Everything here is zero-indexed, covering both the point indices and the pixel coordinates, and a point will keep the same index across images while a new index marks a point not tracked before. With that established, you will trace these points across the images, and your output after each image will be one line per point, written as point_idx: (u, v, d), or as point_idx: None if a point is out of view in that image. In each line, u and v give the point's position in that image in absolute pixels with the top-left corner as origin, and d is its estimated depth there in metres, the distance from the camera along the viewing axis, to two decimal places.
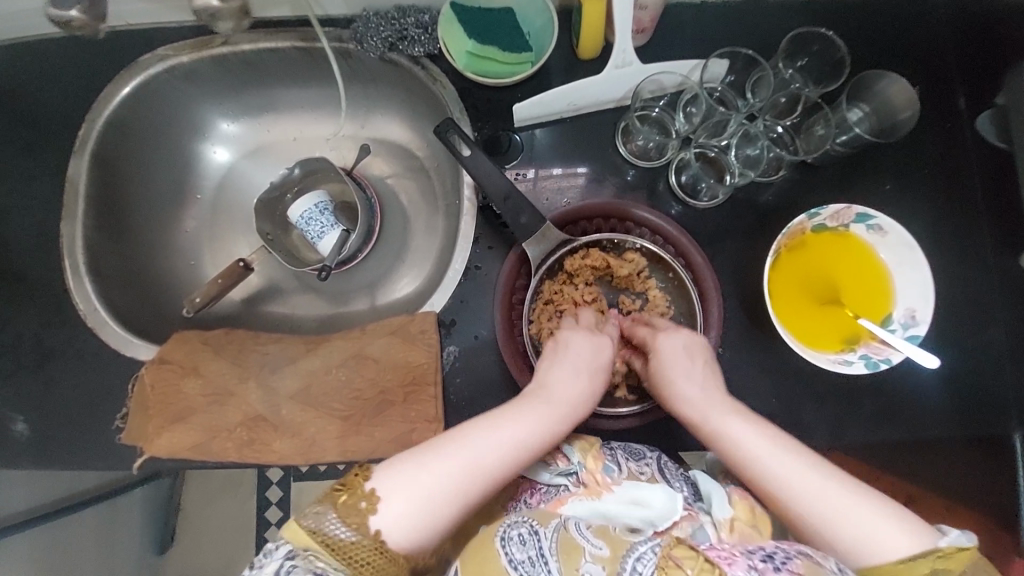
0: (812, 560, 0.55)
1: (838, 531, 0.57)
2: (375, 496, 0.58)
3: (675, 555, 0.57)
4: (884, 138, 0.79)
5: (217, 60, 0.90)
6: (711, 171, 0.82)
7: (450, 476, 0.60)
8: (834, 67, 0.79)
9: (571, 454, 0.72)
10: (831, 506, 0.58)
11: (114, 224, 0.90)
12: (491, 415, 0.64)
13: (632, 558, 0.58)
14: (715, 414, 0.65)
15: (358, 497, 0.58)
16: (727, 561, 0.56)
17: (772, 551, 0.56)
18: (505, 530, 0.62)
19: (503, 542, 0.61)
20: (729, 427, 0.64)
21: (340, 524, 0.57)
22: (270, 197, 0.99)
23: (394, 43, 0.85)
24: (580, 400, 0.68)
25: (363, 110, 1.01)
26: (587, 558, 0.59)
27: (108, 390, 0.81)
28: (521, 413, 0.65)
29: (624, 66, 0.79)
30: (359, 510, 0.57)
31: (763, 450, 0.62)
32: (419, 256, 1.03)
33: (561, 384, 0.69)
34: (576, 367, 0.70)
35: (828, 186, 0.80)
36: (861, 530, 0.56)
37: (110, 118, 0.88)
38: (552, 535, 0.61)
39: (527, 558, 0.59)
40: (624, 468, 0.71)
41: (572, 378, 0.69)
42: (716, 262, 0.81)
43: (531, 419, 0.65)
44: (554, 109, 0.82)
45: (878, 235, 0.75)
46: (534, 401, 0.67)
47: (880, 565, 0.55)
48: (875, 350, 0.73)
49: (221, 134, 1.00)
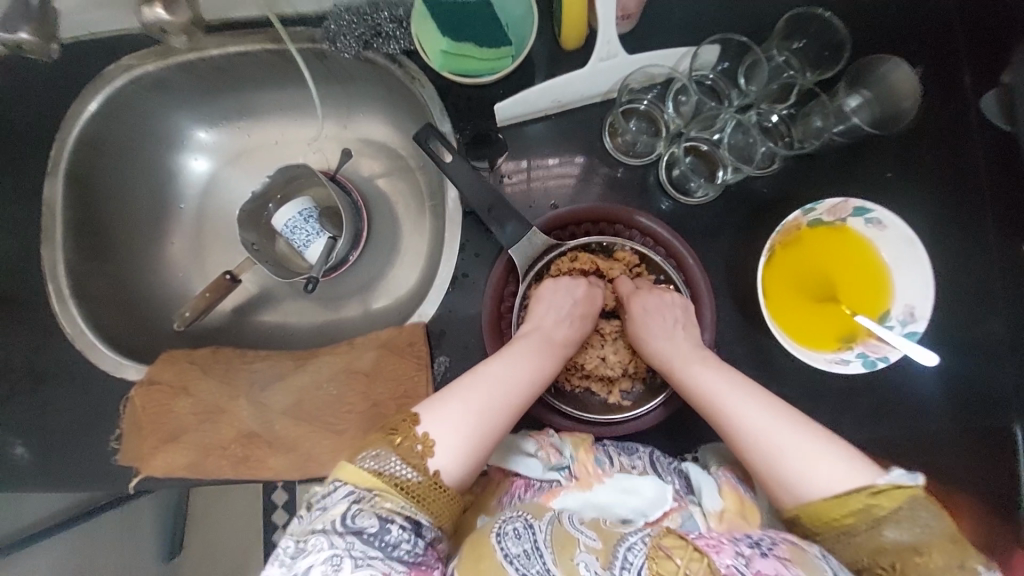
0: (796, 546, 0.55)
1: (785, 469, 0.58)
2: (430, 438, 0.59)
3: (665, 544, 0.55)
4: (884, 128, 0.75)
5: (185, 67, 0.86)
6: (703, 167, 0.79)
7: (480, 415, 0.61)
8: (833, 51, 0.75)
9: (563, 447, 0.71)
10: (784, 444, 0.59)
11: (94, 243, 0.89)
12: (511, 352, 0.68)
13: (624, 547, 0.58)
14: (685, 361, 0.69)
15: (413, 440, 0.58)
16: (715, 550, 0.54)
17: (758, 538, 0.56)
18: (500, 526, 0.60)
19: (498, 537, 0.59)
20: (699, 372, 0.67)
21: (402, 465, 0.56)
22: (253, 206, 0.96)
23: (369, 41, 0.82)
24: (579, 333, 0.73)
25: (344, 108, 0.97)
26: (583, 549, 0.59)
27: (101, 413, 0.81)
28: (535, 347, 0.69)
29: (609, 58, 0.75)
30: (417, 452, 0.57)
31: (722, 391, 0.64)
32: (408, 259, 1.01)
33: (562, 323, 0.73)
34: (575, 308, 0.74)
35: (827, 177, 0.77)
36: (808, 471, 0.57)
37: (81, 136, 0.86)
38: (546, 528, 0.61)
39: (522, 551, 0.57)
40: (615, 462, 0.71)
41: (576, 317, 0.74)
42: (709, 260, 0.78)
43: (542, 356, 0.69)
44: (537, 106, 0.79)
45: (876, 230, 0.72)
46: (547, 334, 0.71)
47: (814, 502, 0.56)
48: (873, 348, 0.71)
49: (198, 143, 0.97)
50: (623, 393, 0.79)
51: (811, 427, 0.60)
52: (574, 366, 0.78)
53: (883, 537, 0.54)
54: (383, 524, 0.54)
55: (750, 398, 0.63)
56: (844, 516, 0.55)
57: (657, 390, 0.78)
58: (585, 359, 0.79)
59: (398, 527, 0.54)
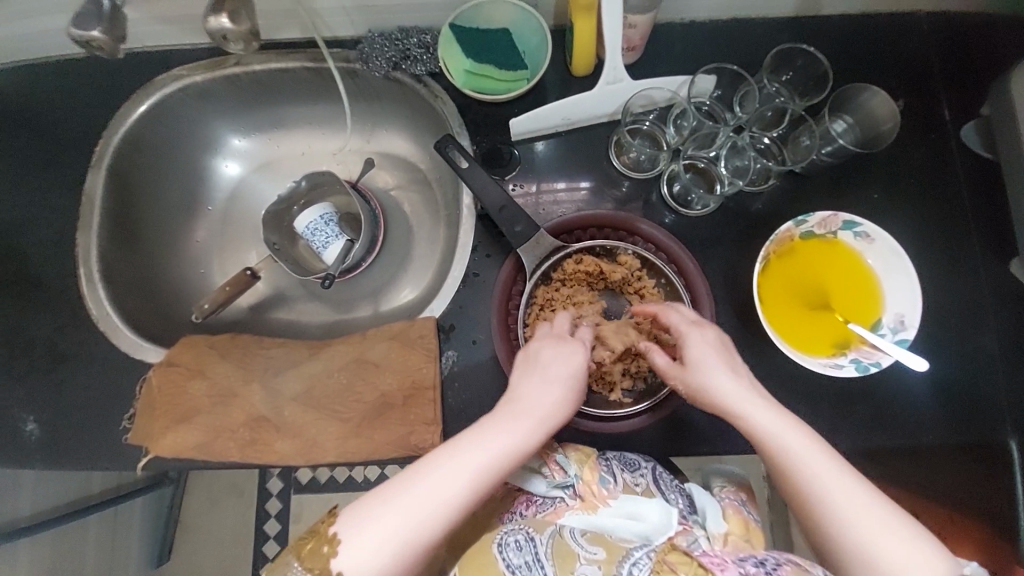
0: (800, 567, 0.57)
1: (865, 547, 0.53)
2: (337, 540, 0.54)
3: (670, 560, 0.59)
4: (868, 148, 0.82)
5: (230, 79, 0.95)
6: (701, 181, 0.85)
7: (413, 513, 0.56)
8: (817, 82, 0.83)
9: (567, 465, 0.72)
10: (869, 521, 0.54)
11: (127, 234, 0.94)
12: (466, 442, 0.60)
13: (628, 563, 0.61)
14: (759, 412, 0.61)
15: (320, 541, 0.55)
16: (719, 566, 0.58)
17: (763, 559, 0.59)
18: (502, 536, 0.64)
19: (499, 548, 0.63)
20: (766, 427, 0.60)
21: (303, 572, 0.54)
22: (278, 208, 1.03)
23: (398, 62, 0.90)
24: (556, 411, 0.64)
25: (369, 123, 1.05)
26: (583, 562, 0.62)
27: (117, 392, 0.83)
28: (501, 432, 0.61)
29: (616, 82, 0.83)
30: (321, 554, 0.54)
31: (800, 453, 0.58)
32: (421, 264, 1.06)
33: (538, 394, 0.64)
34: (549, 370, 0.66)
35: (817, 196, 0.83)
36: (896, 559, 0.52)
37: (127, 135, 0.94)
38: (547, 541, 0.64)
39: (524, 562, 0.62)
40: (619, 481, 0.72)
41: (547, 402, 0.64)
42: (708, 269, 0.82)
43: (504, 435, 0.61)
44: (550, 123, 0.86)
45: (865, 242, 0.77)
46: (516, 413, 0.63)
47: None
48: (866, 354, 0.74)
49: (232, 149, 1.05)
50: (624, 392, 0.82)
51: (894, 508, 0.55)
52: None
53: None
54: None
55: (829, 467, 0.57)
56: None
57: (657, 388, 0.81)
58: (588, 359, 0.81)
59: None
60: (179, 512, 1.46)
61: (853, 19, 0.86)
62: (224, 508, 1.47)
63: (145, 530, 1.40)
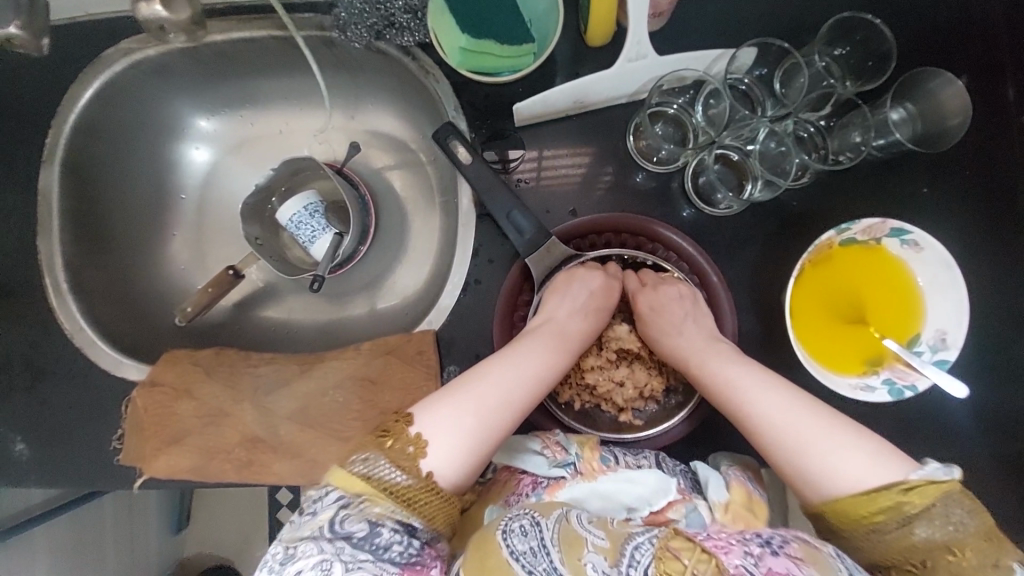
0: (809, 545, 0.55)
1: (813, 465, 0.56)
2: (422, 440, 0.58)
3: (672, 546, 0.55)
4: (927, 147, 0.71)
5: (187, 52, 0.81)
6: (731, 177, 0.75)
7: (482, 412, 0.60)
8: (878, 61, 0.71)
9: (568, 444, 0.69)
10: (814, 437, 0.57)
11: (92, 235, 0.86)
12: (511, 353, 0.66)
13: (631, 546, 0.56)
14: (703, 354, 0.68)
15: (405, 442, 0.57)
16: (723, 550, 0.54)
17: (768, 537, 0.56)
18: (506, 523, 0.58)
19: (503, 535, 0.56)
20: (717, 368, 0.66)
21: (391, 468, 0.55)
22: (257, 199, 0.93)
23: (381, 31, 0.76)
24: (589, 328, 0.72)
25: (353, 98, 0.92)
26: (590, 548, 0.56)
27: (103, 411, 0.79)
28: (536, 343, 0.68)
29: (638, 59, 0.70)
30: (408, 454, 0.57)
31: (736, 382, 0.64)
32: (417, 256, 0.97)
33: (569, 318, 0.71)
34: (587, 302, 0.72)
35: (859, 190, 0.73)
36: (839, 467, 0.55)
37: (78, 121, 0.82)
38: (553, 526, 0.57)
39: (529, 548, 0.55)
40: (621, 460, 0.69)
41: (574, 321, 0.71)
42: (732, 275, 0.75)
43: (550, 350, 0.68)
44: (558, 108, 0.75)
45: (912, 251, 0.69)
46: (545, 329, 0.69)
47: (843, 499, 0.54)
48: (900, 375, 0.68)
49: (200, 132, 0.93)
50: (635, 412, 0.77)
51: (839, 421, 0.58)
52: (586, 386, 0.77)
53: (914, 536, 0.52)
54: (373, 528, 0.52)
55: (768, 388, 0.62)
56: (873, 514, 0.53)
57: (672, 410, 0.77)
58: (599, 379, 0.76)
59: (388, 533, 0.52)
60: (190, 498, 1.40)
61: None
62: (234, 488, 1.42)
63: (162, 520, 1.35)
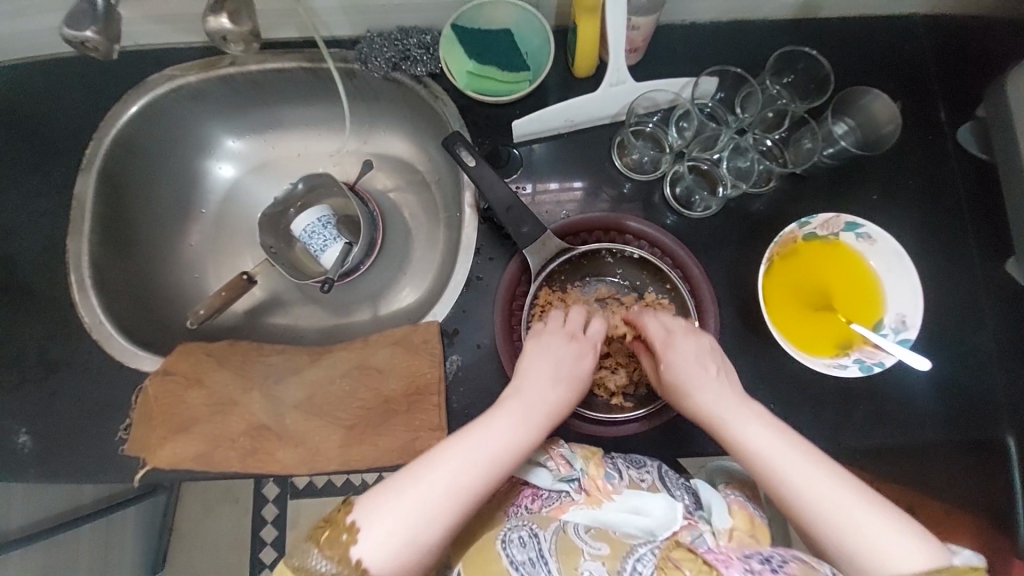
0: (807, 564, 0.56)
1: (855, 545, 0.54)
2: (356, 527, 0.55)
3: (674, 556, 0.60)
4: (868, 151, 0.82)
5: (224, 79, 0.93)
6: (704, 183, 0.85)
7: (427, 500, 0.57)
8: (818, 85, 0.84)
9: (574, 460, 0.72)
10: (855, 517, 0.55)
11: (119, 239, 0.92)
12: (471, 433, 0.62)
13: (633, 558, 0.61)
14: (737, 416, 0.65)
15: (338, 530, 0.55)
16: (724, 563, 0.58)
17: (768, 555, 0.58)
18: (506, 533, 0.65)
19: (504, 544, 0.63)
20: (745, 431, 0.63)
21: (322, 560, 0.54)
22: (274, 211, 1.01)
23: (397, 63, 0.88)
24: (560, 401, 0.69)
25: (367, 124, 1.03)
26: (587, 557, 0.62)
27: (113, 401, 0.81)
28: (502, 419, 0.65)
29: (618, 84, 0.82)
30: (340, 541, 0.55)
31: (774, 450, 0.61)
32: (421, 265, 1.04)
33: (540, 390, 0.69)
34: (558, 371, 0.71)
35: (817, 197, 0.83)
36: (892, 555, 0.53)
37: (118, 136, 0.91)
38: (551, 537, 0.64)
39: (527, 558, 0.62)
40: (625, 476, 0.72)
41: (541, 395, 0.68)
42: (712, 269, 0.82)
43: (515, 429, 0.64)
44: (551, 126, 0.86)
45: (867, 243, 0.77)
46: (512, 403, 0.67)
47: None
48: (869, 354, 0.74)
49: (227, 151, 1.03)
50: (626, 396, 0.83)
51: (876, 498, 0.57)
52: None
53: None
54: None
55: (811, 464, 0.59)
56: None
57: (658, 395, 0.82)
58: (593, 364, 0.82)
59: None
60: (170, 527, 1.35)
61: (852, 23, 0.87)
62: (218, 513, 1.37)
63: (138, 551, 1.29)
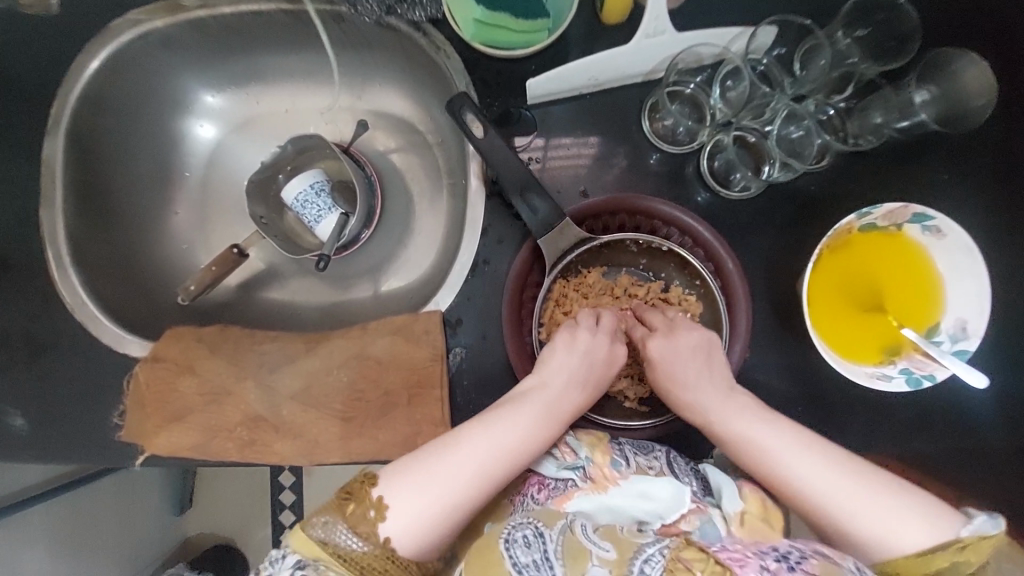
0: (828, 560, 0.52)
1: (861, 530, 0.54)
2: (384, 504, 0.56)
3: (684, 557, 0.53)
4: (946, 128, 0.69)
5: (195, 24, 0.81)
6: (748, 158, 0.74)
7: (451, 491, 0.57)
8: (899, 42, 0.69)
9: (578, 448, 0.67)
10: (855, 502, 0.55)
11: (96, 211, 0.85)
12: (493, 425, 0.61)
13: (641, 559, 0.54)
14: (720, 410, 0.63)
15: (365, 506, 0.56)
16: (738, 563, 0.52)
17: (785, 551, 0.53)
18: (509, 533, 0.57)
19: (506, 544, 0.56)
20: (735, 425, 0.62)
21: (349, 535, 0.56)
22: (262, 176, 0.92)
23: (392, 6, 0.76)
24: (583, 400, 0.67)
25: (360, 77, 0.91)
26: (595, 562, 0.54)
27: (105, 386, 0.78)
28: (523, 413, 0.62)
29: (657, 34, 0.69)
30: (368, 519, 0.56)
31: (768, 441, 0.60)
32: (424, 238, 0.95)
33: (563, 386, 0.66)
34: (589, 370, 0.67)
35: (878, 177, 0.72)
36: (898, 537, 0.53)
37: (83, 93, 0.81)
38: (557, 538, 0.57)
39: (532, 561, 0.55)
40: (632, 463, 0.66)
41: (564, 389, 0.66)
42: (745, 258, 0.73)
43: (536, 426, 0.62)
44: (571, 85, 0.73)
45: (934, 237, 0.67)
46: (534, 399, 0.64)
47: (896, 560, 0.53)
48: (918, 364, 0.67)
49: (206, 108, 0.92)
50: (640, 398, 0.77)
51: (887, 482, 0.56)
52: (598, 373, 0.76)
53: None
54: None
55: (797, 449, 0.58)
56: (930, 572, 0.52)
57: None
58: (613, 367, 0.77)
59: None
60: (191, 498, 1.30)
61: None
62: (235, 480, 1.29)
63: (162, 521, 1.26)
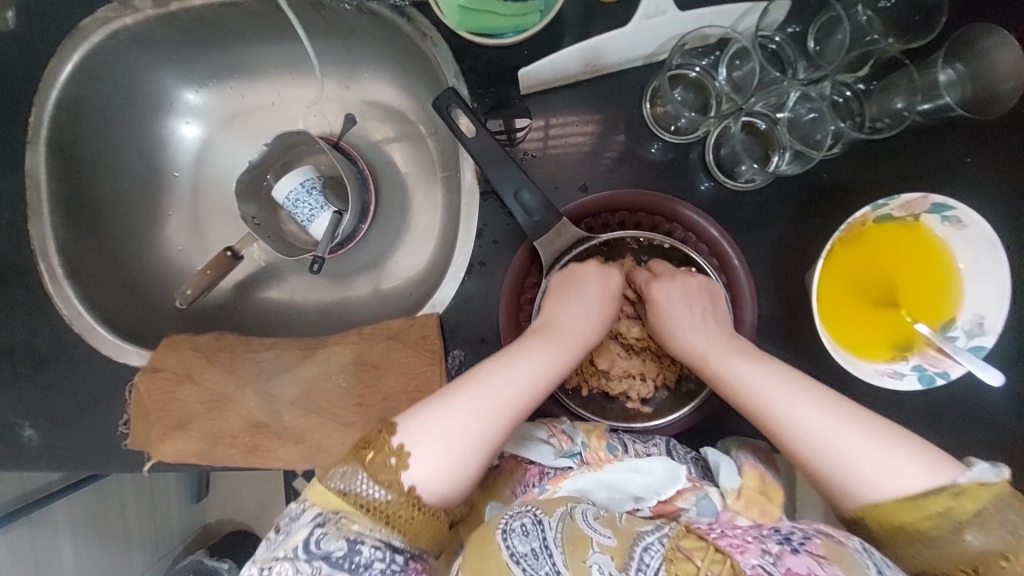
0: (833, 539, 0.51)
1: (852, 472, 0.52)
2: (406, 451, 0.54)
3: (684, 545, 0.51)
4: (972, 113, 0.64)
5: (167, 17, 0.77)
6: (757, 147, 0.69)
7: (476, 428, 0.56)
8: (925, 15, 0.64)
9: (574, 434, 0.64)
10: (847, 446, 0.53)
11: (85, 220, 0.83)
12: (511, 360, 0.60)
13: (641, 547, 0.50)
14: (720, 355, 0.62)
15: (387, 453, 0.53)
16: (739, 549, 0.50)
17: (788, 532, 0.52)
18: (506, 521, 0.52)
19: (504, 535, 0.50)
20: (728, 371, 0.61)
21: (370, 484, 0.52)
22: (251, 175, 0.88)
23: None
24: (596, 335, 0.67)
25: (347, 64, 0.86)
26: (596, 548, 0.50)
27: (108, 396, 0.79)
28: (541, 348, 0.62)
29: (658, 15, 0.65)
30: (390, 467, 0.53)
31: (761, 384, 0.58)
32: (421, 232, 0.91)
33: (577, 323, 0.65)
34: (602, 309, 0.68)
35: (893, 161, 0.68)
36: (892, 479, 0.51)
37: (60, 99, 0.78)
38: (556, 525, 0.51)
39: (530, 550, 0.49)
40: (629, 448, 0.64)
41: (579, 324, 0.66)
42: (752, 251, 0.70)
43: (554, 360, 0.62)
44: (566, 72, 0.69)
45: (953, 228, 0.63)
46: (549, 336, 0.64)
47: (883, 504, 0.50)
48: (930, 360, 0.64)
49: (189, 106, 0.89)
50: (643, 398, 0.73)
51: (884, 426, 0.54)
52: (597, 372, 0.73)
53: (963, 542, 0.48)
54: (353, 546, 0.50)
55: (796, 392, 0.57)
56: (921, 519, 0.49)
57: (682, 398, 0.73)
58: (610, 365, 0.73)
59: (369, 549, 0.50)
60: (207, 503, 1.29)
61: None
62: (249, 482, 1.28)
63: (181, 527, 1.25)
